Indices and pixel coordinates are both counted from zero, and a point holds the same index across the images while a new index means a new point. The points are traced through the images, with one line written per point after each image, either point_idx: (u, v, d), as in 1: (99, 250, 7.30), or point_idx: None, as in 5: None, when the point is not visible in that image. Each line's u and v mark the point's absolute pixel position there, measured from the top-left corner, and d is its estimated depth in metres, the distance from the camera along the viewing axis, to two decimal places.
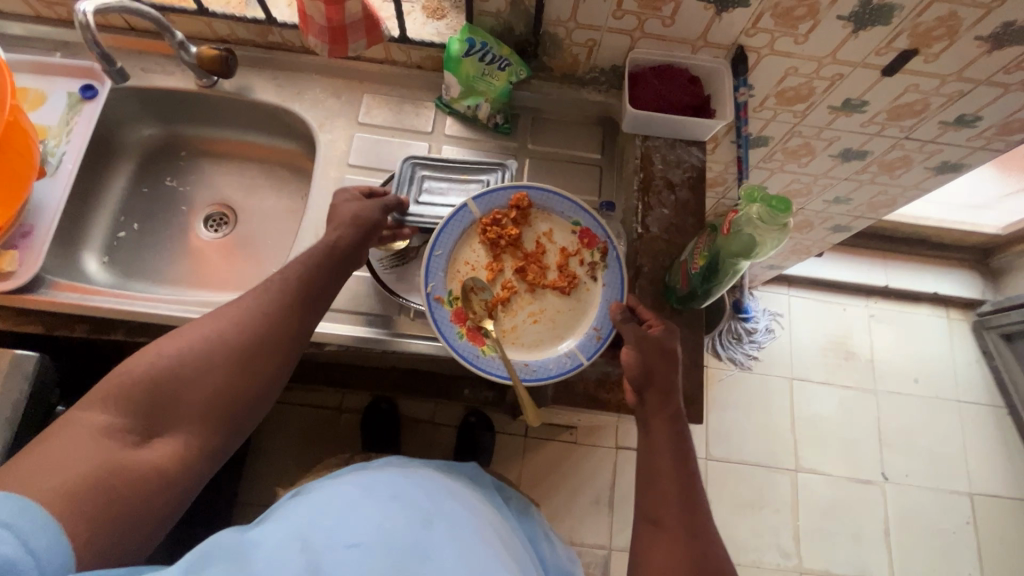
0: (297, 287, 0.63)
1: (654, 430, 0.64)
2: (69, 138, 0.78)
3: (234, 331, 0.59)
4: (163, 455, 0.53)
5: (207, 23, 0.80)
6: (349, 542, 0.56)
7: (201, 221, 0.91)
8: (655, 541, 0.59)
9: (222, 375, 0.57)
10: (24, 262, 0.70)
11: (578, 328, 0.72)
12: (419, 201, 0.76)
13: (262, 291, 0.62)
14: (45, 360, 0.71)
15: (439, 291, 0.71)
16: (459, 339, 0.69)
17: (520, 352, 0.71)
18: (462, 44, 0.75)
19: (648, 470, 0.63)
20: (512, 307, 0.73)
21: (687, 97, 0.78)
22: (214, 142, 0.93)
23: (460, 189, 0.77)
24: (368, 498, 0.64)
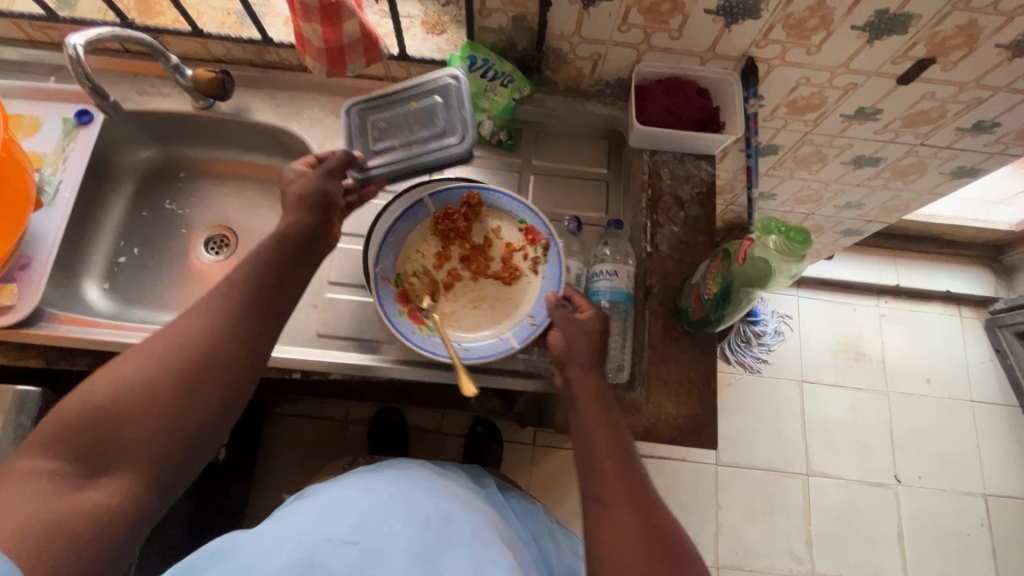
0: (247, 295, 0.59)
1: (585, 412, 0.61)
2: (64, 165, 0.77)
3: (176, 349, 0.55)
4: (110, 493, 0.50)
5: (202, 44, 0.79)
6: (345, 538, 0.58)
7: (202, 244, 0.89)
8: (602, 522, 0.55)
9: (165, 397, 0.53)
10: (22, 295, 0.69)
11: (515, 316, 0.72)
12: (377, 149, 0.73)
13: (205, 305, 0.58)
14: (47, 395, 0.70)
15: (386, 273, 0.72)
16: (400, 317, 0.70)
17: (456, 332, 0.72)
18: (463, 61, 0.73)
19: (585, 457, 0.59)
20: (454, 293, 0.75)
21: (697, 111, 0.75)
22: (211, 163, 0.91)
23: (413, 121, 0.72)
24: (364, 498, 0.65)
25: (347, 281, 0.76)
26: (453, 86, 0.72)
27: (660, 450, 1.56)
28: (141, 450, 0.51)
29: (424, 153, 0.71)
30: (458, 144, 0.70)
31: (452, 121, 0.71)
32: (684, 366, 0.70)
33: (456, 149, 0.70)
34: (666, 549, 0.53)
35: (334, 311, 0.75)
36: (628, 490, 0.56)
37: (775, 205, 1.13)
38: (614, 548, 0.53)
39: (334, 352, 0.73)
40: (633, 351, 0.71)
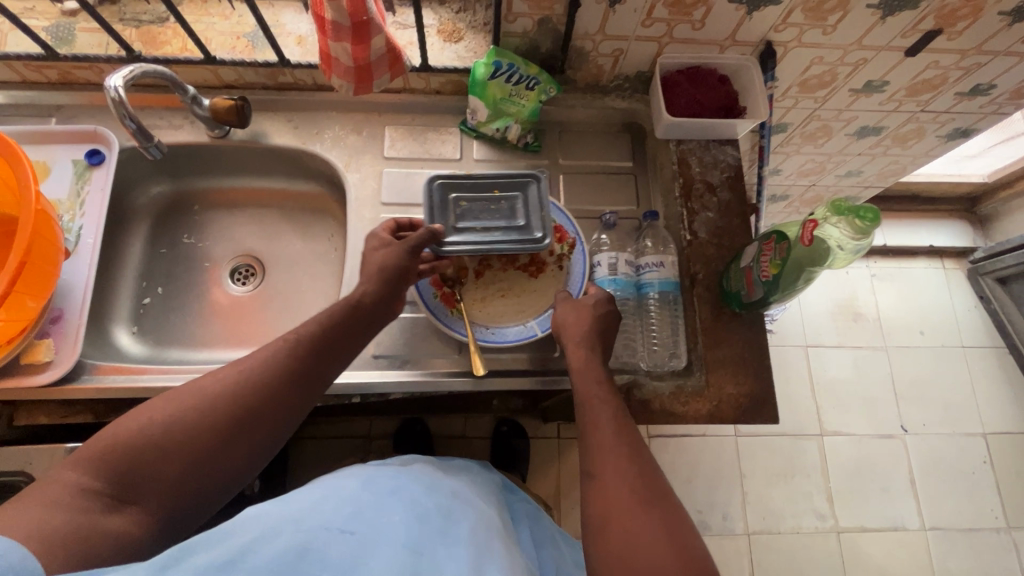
0: (293, 350, 0.58)
1: (588, 394, 0.61)
2: (83, 210, 0.73)
3: (225, 397, 0.54)
4: (137, 520, 0.48)
5: (214, 71, 0.76)
6: (344, 526, 0.49)
7: (227, 276, 0.87)
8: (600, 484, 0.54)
9: (205, 447, 0.52)
10: (60, 351, 0.66)
11: (539, 304, 0.73)
12: (455, 228, 0.68)
13: (254, 358, 0.57)
14: None
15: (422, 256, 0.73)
16: (433, 298, 0.71)
17: (482, 316, 0.72)
18: (488, 68, 0.72)
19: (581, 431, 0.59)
20: (483, 280, 0.74)
21: (721, 97, 0.77)
22: (226, 191, 0.88)
23: (497, 209, 0.70)
24: (368, 490, 0.56)
25: None
26: (540, 182, 0.71)
27: (681, 429, 1.60)
28: (171, 490, 0.50)
29: (505, 242, 0.67)
30: (541, 240, 0.67)
31: (537, 217, 0.69)
32: (738, 348, 0.72)
33: (539, 246, 0.67)
34: (662, 506, 0.52)
35: (386, 330, 0.74)
36: (631, 467, 0.54)
37: (780, 179, 1.16)
38: (616, 507, 0.51)
39: (391, 372, 0.72)
40: (688, 338, 0.73)
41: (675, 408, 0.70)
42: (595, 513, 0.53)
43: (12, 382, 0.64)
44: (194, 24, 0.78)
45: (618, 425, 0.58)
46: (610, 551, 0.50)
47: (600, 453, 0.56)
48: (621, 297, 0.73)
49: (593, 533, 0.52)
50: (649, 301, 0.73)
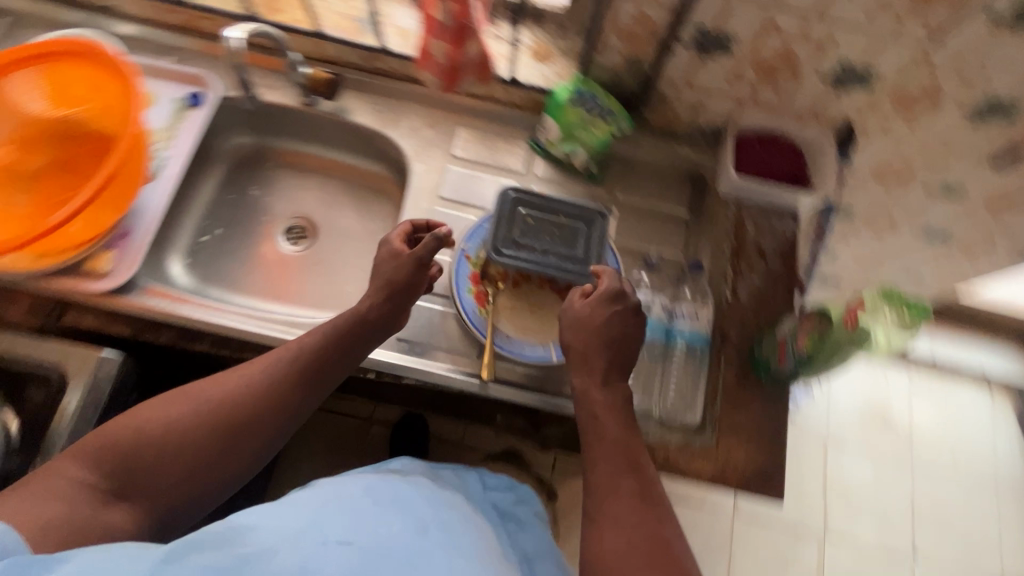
0: (295, 361, 0.62)
1: (593, 438, 0.62)
2: (172, 143, 0.79)
3: (223, 402, 0.58)
4: (132, 516, 0.53)
5: (319, 44, 0.82)
6: (342, 536, 0.46)
7: (282, 233, 0.91)
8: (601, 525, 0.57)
9: (202, 452, 0.56)
10: (120, 264, 0.71)
11: None
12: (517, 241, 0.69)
13: (254, 365, 0.61)
14: (127, 361, 0.70)
15: (471, 250, 0.76)
16: (467, 292, 0.74)
17: (508, 324, 0.73)
18: (570, 93, 0.76)
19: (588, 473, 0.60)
20: (518, 292, 0.75)
21: (786, 167, 0.78)
22: (299, 156, 0.93)
23: (560, 234, 0.70)
24: (368, 499, 0.52)
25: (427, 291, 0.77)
26: (602, 221, 0.72)
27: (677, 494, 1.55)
28: (168, 493, 0.55)
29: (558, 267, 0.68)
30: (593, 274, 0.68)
31: (595, 251, 0.70)
32: (755, 418, 0.70)
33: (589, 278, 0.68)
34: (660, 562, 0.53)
35: (415, 316, 0.76)
36: (636, 514, 0.57)
37: (834, 265, 1.14)
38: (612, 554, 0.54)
39: (408, 357, 0.73)
40: (707, 397, 0.71)
41: (680, 464, 0.68)
42: (592, 563, 0.55)
43: (70, 283, 0.69)
44: None
45: (619, 477, 0.59)
46: None
47: (602, 505, 0.58)
48: (647, 337, 0.73)
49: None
50: (674, 349, 0.73)
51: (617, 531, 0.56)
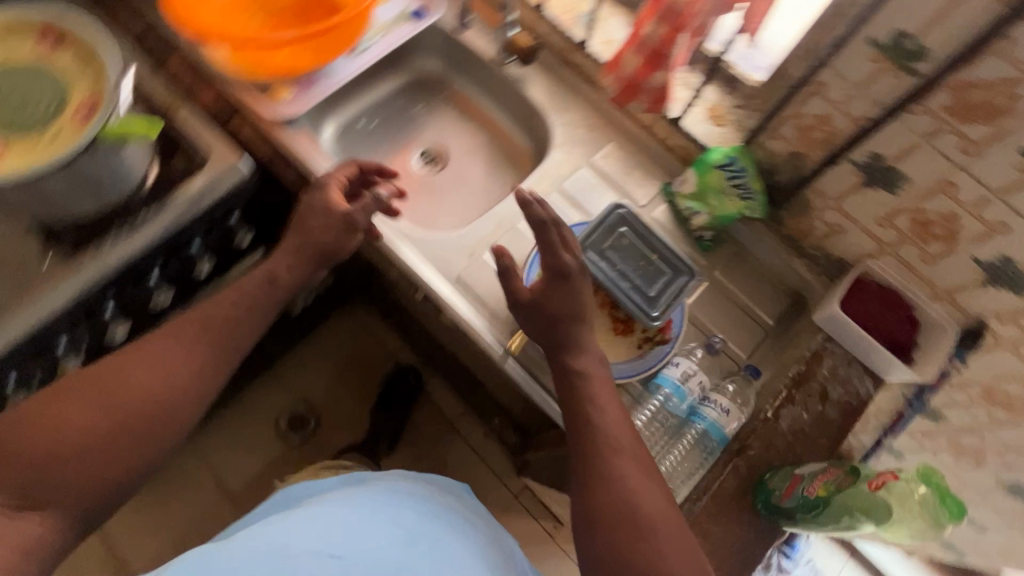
0: (222, 332, 0.66)
1: (594, 396, 0.61)
2: (381, 38, 0.88)
3: (133, 384, 0.59)
4: (44, 524, 0.53)
5: (536, 19, 0.91)
6: (333, 550, 0.54)
7: (418, 151, 1.00)
8: (606, 482, 0.56)
9: (109, 443, 0.57)
10: (291, 103, 0.83)
11: None
12: (603, 251, 0.72)
13: (158, 344, 0.63)
14: (252, 177, 0.81)
15: (558, 241, 0.77)
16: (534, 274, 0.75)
17: None
18: (723, 158, 0.78)
19: (591, 432, 0.59)
20: None
21: (894, 331, 0.73)
22: (466, 99, 1.01)
23: (641, 269, 0.72)
24: (352, 513, 0.60)
25: None
26: (686, 282, 0.72)
27: None
28: (72, 497, 0.55)
29: (622, 293, 0.70)
30: (651, 316, 0.69)
31: (665, 300, 0.70)
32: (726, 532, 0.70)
33: (646, 318, 0.69)
34: (655, 525, 0.54)
35: (483, 268, 0.80)
36: (637, 478, 0.57)
37: None
38: (611, 508, 0.55)
39: (460, 298, 0.78)
40: (693, 490, 0.71)
41: None
42: (588, 517, 0.56)
43: (250, 98, 0.83)
44: None
45: (626, 443, 0.59)
46: (617, 547, 0.54)
47: (606, 466, 0.57)
48: (672, 403, 0.73)
49: (584, 531, 0.56)
50: (689, 429, 0.73)
51: (623, 497, 0.55)
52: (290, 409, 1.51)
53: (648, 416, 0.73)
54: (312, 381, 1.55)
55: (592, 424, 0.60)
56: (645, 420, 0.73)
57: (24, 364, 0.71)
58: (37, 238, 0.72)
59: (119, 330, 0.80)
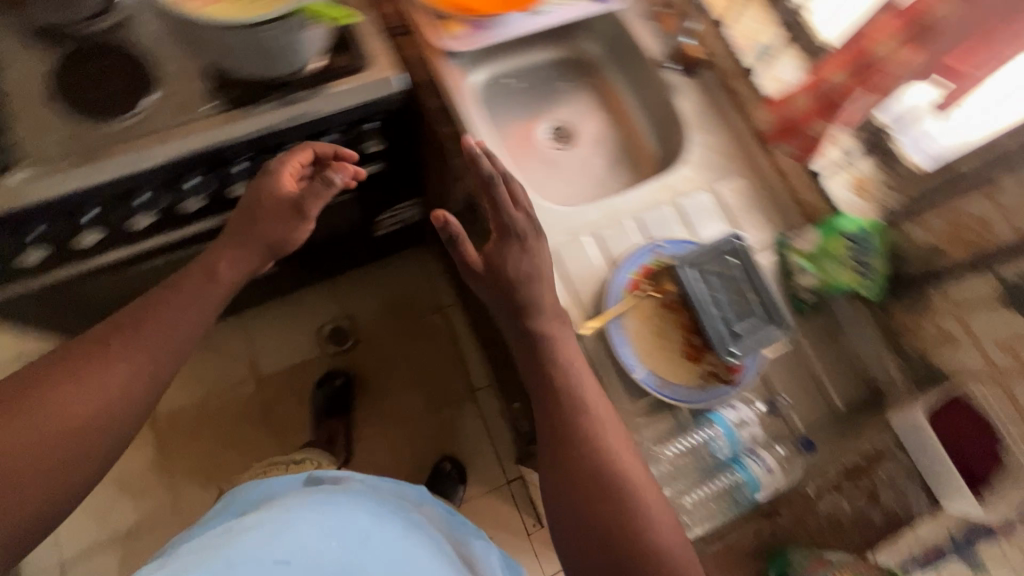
0: (165, 333, 0.63)
1: (556, 361, 0.67)
2: (560, 7, 0.89)
3: (65, 397, 0.56)
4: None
5: (713, 36, 0.90)
6: (280, 558, 0.58)
7: (549, 124, 1.02)
8: (582, 448, 0.62)
9: (61, 450, 0.55)
10: (458, 38, 0.86)
11: (660, 368, 0.73)
12: (707, 272, 0.72)
13: (82, 351, 0.59)
14: (400, 95, 0.85)
15: (660, 250, 0.78)
16: (628, 273, 0.76)
17: (630, 321, 0.75)
18: (855, 228, 0.77)
19: (572, 400, 0.65)
20: (658, 312, 0.76)
21: (967, 459, 0.70)
22: (612, 91, 1.02)
23: (738, 303, 0.71)
24: (303, 523, 0.63)
25: (603, 244, 0.81)
26: (773, 332, 0.70)
27: None
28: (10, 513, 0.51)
29: (712, 319, 0.69)
30: (731, 351, 0.69)
31: (751, 340, 0.69)
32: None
33: (725, 350, 0.69)
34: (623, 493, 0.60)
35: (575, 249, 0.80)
36: (613, 450, 0.62)
37: None
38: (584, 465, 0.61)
39: None
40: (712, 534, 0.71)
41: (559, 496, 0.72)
42: (561, 476, 0.62)
43: (424, 22, 0.87)
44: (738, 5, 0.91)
45: (590, 409, 0.64)
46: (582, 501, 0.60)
47: (583, 434, 0.62)
48: (717, 443, 0.71)
49: (551, 488, 0.63)
50: (725, 475, 0.71)
51: (595, 466, 0.61)
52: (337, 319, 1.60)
53: (686, 447, 0.72)
54: (363, 302, 1.62)
55: (551, 393, 0.65)
56: (681, 449, 0.72)
57: (163, 186, 0.83)
58: (208, 83, 0.80)
59: (238, 187, 0.91)
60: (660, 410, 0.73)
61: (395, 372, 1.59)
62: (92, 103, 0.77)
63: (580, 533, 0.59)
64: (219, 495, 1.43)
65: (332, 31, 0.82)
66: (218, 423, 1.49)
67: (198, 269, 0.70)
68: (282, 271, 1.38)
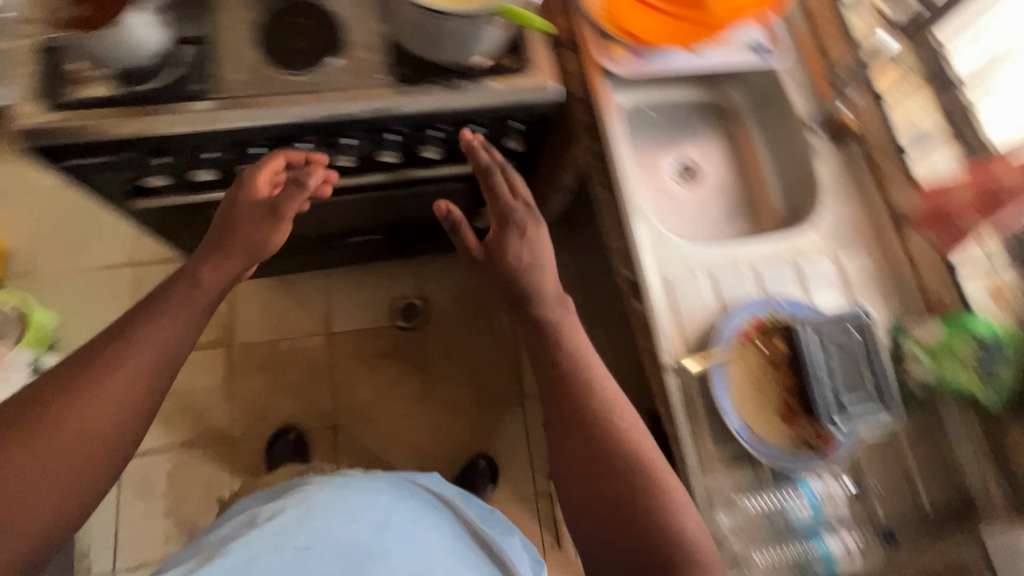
0: (161, 339, 0.66)
1: (559, 340, 0.75)
2: (721, 54, 0.91)
3: (74, 410, 0.59)
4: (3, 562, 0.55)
5: (870, 111, 0.91)
6: (302, 543, 0.73)
7: (678, 159, 1.05)
8: (591, 410, 0.69)
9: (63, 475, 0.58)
10: (619, 62, 0.90)
11: (753, 421, 0.73)
12: (828, 342, 0.72)
13: (87, 361, 0.63)
14: (553, 102, 0.90)
15: (776, 306, 0.77)
16: (741, 319, 0.76)
17: (733, 368, 0.74)
18: (988, 333, 0.74)
19: (575, 368, 0.73)
20: (763, 366, 0.75)
21: None
22: (747, 141, 1.04)
23: (852, 379, 0.71)
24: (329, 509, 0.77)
25: (719, 286, 0.81)
26: (882, 417, 0.71)
27: None
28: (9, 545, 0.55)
29: (824, 387, 0.70)
30: (836, 423, 0.69)
31: (857, 418, 0.69)
32: None
33: (829, 420, 0.69)
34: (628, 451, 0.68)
35: (690, 285, 0.80)
36: (613, 417, 0.70)
37: None
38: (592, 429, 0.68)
39: (660, 294, 0.79)
40: None
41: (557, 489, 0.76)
42: (572, 440, 0.70)
43: (590, 38, 0.91)
44: (902, 88, 0.92)
45: (590, 374, 0.72)
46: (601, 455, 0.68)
47: (588, 398, 0.70)
48: (798, 510, 0.71)
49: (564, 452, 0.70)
50: (801, 544, 0.70)
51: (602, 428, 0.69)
52: (411, 296, 1.66)
53: (765, 505, 0.71)
54: (439, 286, 1.68)
55: (559, 377, 0.72)
56: (759, 507, 0.71)
57: (324, 139, 0.91)
58: (387, 54, 0.87)
59: (387, 155, 0.98)
60: (745, 461, 0.73)
61: (453, 360, 1.63)
62: (284, 53, 0.85)
63: (598, 509, 0.66)
64: (270, 433, 1.51)
65: (510, 31, 0.87)
66: (283, 366, 1.57)
67: (185, 279, 0.72)
68: (380, 240, 1.45)
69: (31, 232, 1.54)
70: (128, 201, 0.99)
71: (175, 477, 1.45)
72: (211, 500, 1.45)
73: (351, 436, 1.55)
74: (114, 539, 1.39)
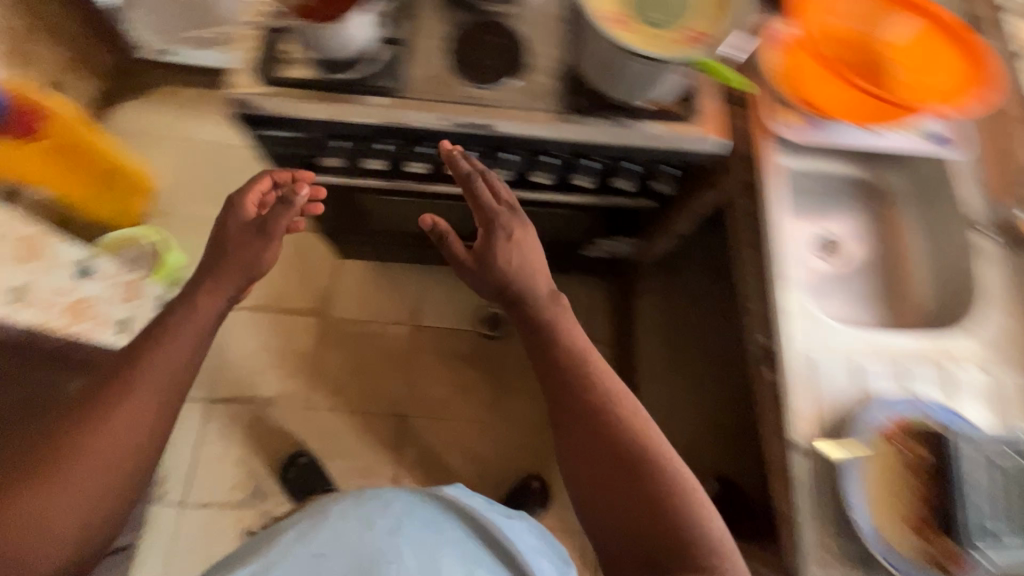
0: (167, 372, 0.74)
1: (561, 329, 0.85)
2: (898, 137, 0.89)
3: (91, 444, 0.68)
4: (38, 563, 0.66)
5: None
6: (317, 551, 0.76)
7: (823, 232, 1.03)
8: (592, 389, 0.80)
9: (87, 486, 0.67)
10: (792, 126, 0.89)
11: (883, 525, 0.70)
12: (984, 462, 0.69)
13: (94, 396, 0.71)
14: (715, 154, 0.91)
15: (923, 410, 0.74)
16: (881, 415, 0.74)
17: (868, 463, 0.71)
18: None
19: (575, 351, 0.84)
20: (900, 470, 0.72)
21: None
22: (897, 227, 1.01)
23: (1006, 508, 0.67)
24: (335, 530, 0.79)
25: (862, 374, 0.78)
26: None
27: None
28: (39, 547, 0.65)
29: (975, 509, 0.67)
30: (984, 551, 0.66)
31: (1008, 550, 0.66)
32: None
33: (976, 545, 0.66)
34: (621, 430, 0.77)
35: (831, 365, 0.78)
36: (610, 398, 0.80)
37: None
38: (591, 409, 0.79)
39: (799, 370, 0.77)
40: None
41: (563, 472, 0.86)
42: (575, 422, 0.80)
43: (766, 96, 0.90)
44: None
45: (589, 358, 0.83)
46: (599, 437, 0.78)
47: (590, 379, 0.81)
48: None
49: (569, 429, 0.80)
50: None
51: (603, 408, 0.79)
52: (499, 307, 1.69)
53: None
54: None
55: (558, 365, 0.83)
56: None
57: (489, 151, 0.97)
58: (564, 81, 0.91)
59: (539, 175, 1.03)
60: (863, 561, 0.69)
61: (528, 377, 1.64)
62: (471, 65, 0.91)
63: (602, 480, 0.76)
64: (344, 406, 1.58)
65: (689, 80, 0.88)
66: (366, 346, 1.63)
67: (184, 303, 0.80)
68: None
69: (178, 180, 1.70)
70: (294, 172, 1.07)
71: (253, 429, 1.53)
72: (280, 458, 1.51)
73: (418, 428, 1.58)
74: (189, 474, 1.47)
